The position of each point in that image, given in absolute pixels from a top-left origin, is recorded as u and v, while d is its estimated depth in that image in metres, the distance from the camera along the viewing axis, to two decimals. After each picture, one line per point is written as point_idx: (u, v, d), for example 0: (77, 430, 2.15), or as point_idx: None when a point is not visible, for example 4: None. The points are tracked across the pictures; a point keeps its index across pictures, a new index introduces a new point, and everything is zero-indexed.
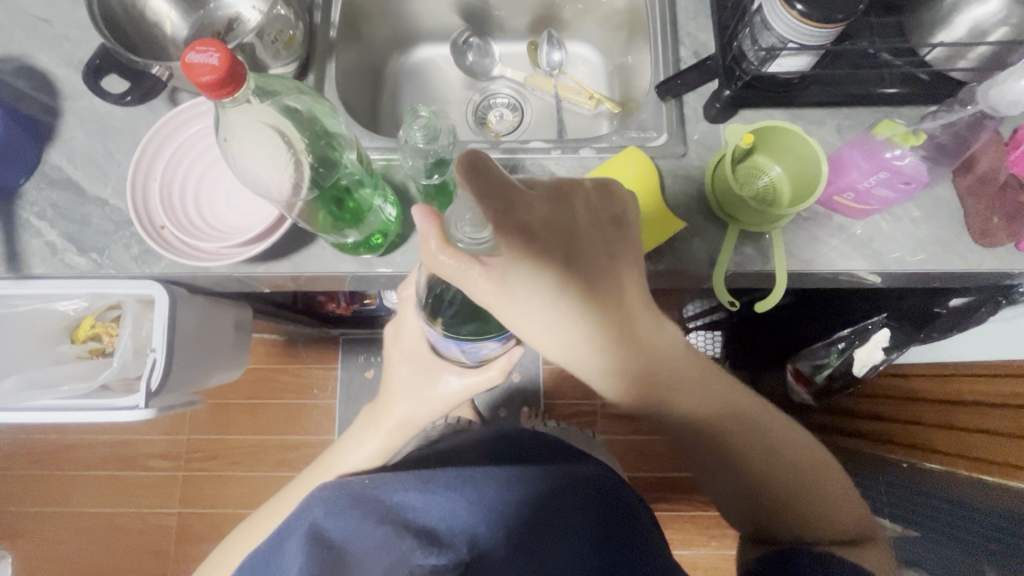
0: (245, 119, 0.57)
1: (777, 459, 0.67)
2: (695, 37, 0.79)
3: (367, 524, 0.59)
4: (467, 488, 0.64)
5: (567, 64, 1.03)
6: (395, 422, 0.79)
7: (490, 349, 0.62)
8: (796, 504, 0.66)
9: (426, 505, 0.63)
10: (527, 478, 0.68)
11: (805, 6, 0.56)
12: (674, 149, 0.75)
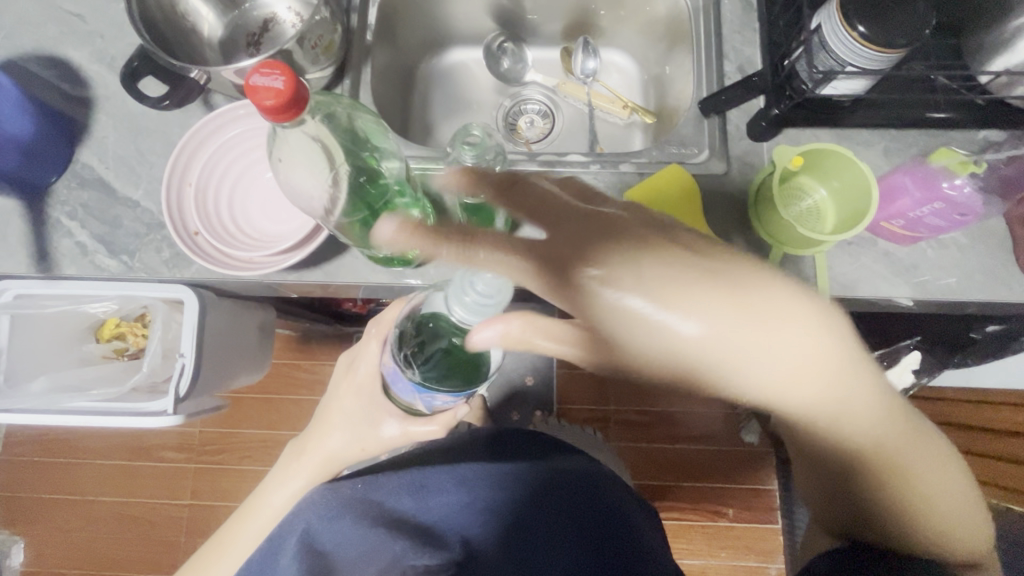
0: (299, 140, 0.54)
1: (926, 494, 0.57)
2: (740, 52, 0.77)
3: (361, 528, 0.62)
4: (461, 490, 0.68)
5: (601, 71, 1.01)
6: (338, 450, 0.73)
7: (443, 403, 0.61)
8: (936, 532, 0.58)
9: (416, 508, 0.67)
10: (516, 476, 0.71)
11: (867, 29, 0.54)
12: (716, 166, 0.74)
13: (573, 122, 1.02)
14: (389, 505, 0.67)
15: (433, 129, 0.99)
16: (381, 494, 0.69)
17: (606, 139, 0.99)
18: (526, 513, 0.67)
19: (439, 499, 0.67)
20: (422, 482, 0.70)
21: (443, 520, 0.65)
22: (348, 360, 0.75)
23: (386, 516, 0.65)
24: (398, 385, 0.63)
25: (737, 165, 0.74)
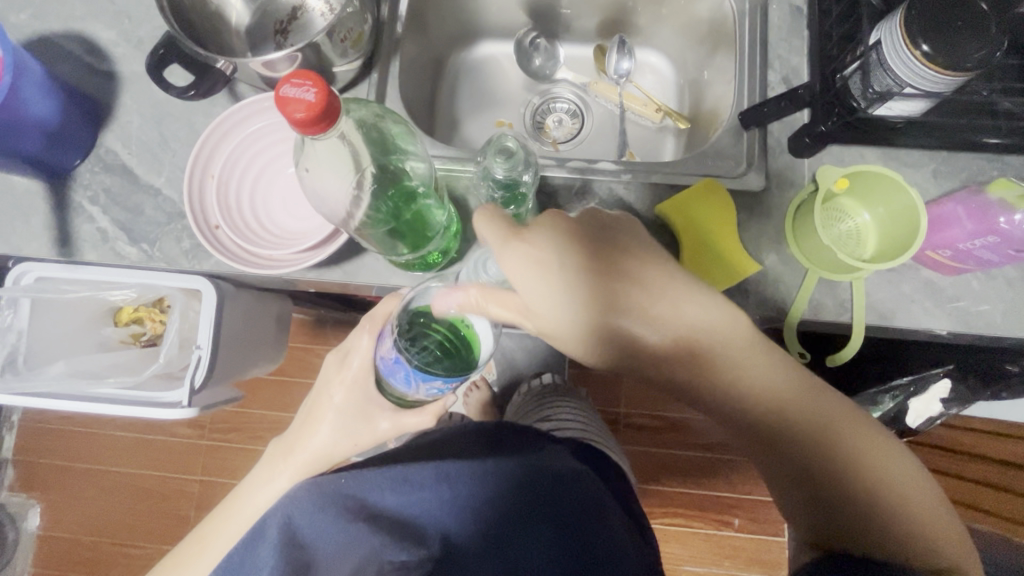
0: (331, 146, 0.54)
1: (856, 473, 0.58)
2: (786, 61, 0.74)
3: (324, 515, 0.54)
4: (443, 486, 0.56)
5: (635, 72, 0.97)
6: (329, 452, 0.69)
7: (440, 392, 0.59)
8: (869, 525, 0.57)
9: (400, 506, 0.56)
10: (508, 466, 0.60)
11: (931, 48, 0.50)
12: (753, 182, 0.70)
13: (602, 124, 0.98)
14: (367, 500, 0.56)
15: (459, 124, 0.96)
16: (355, 488, 0.57)
17: (637, 143, 0.96)
18: (495, 520, 0.56)
19: (416, 500, 0.56)
20: (404, 485, 0.56)
21: (415, 529, 0.55)
22: (337, 357, 0.70)
23: (365, 510, 0.55)
24: (391, 376, 0.61)
25: (776, 182, 0.70)
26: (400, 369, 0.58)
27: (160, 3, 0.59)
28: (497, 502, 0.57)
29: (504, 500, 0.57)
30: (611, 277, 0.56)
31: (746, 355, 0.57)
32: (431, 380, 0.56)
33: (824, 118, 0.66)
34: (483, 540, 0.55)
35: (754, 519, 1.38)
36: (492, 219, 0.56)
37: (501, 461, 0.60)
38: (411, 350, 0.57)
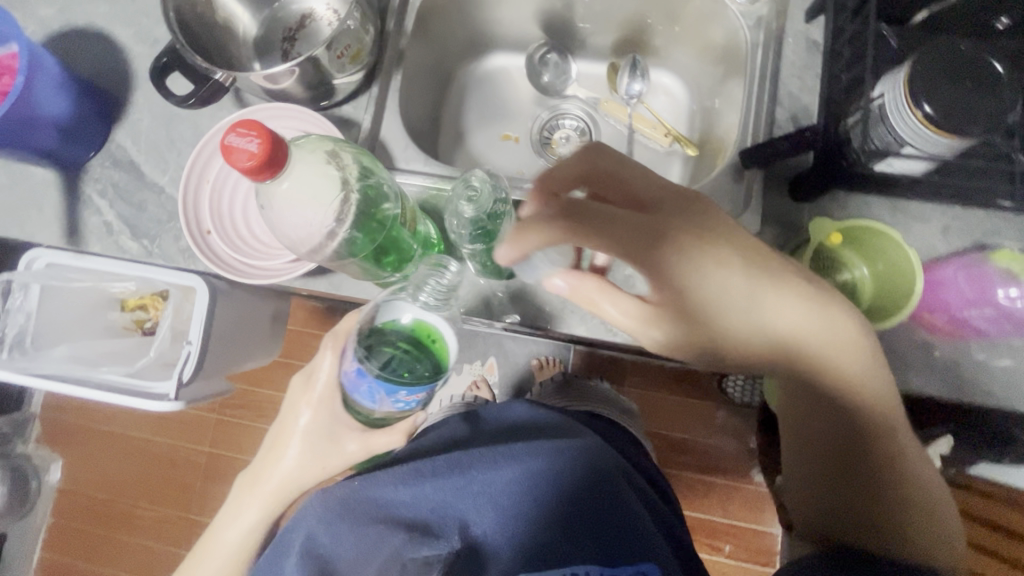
0: (298, 175, 0.53)
1: (915, 497, 0.61)
2: (796, 98, 0.71)
3: (346, 525, 0.59)
4: (484, 474, 0.61)
5: (648, 92, 0.95)
6: (291, 484, 0.65)
7: (410, 403, 0.57)
8: (909, 533, 0.60)
9: (413, 502, 0.61)
10: (546, 452, 0.63)
11: (933, 109, 0.48)
12: (750, 224, 0.66)
13: (610, 143, 0.96)
14: (388, 512, 0.60)
15: (464, 135, 0.96)
16: (372, 502, 0.61)
17: None
18: (530, 505, 0.58)
19: (433, 498, 0.60)
20: (419, 486, 0.61)
21: (439, 526, 0.58)
22: (302, 381, 0.64)
23: (389, 521, 0.59)
24: (353, 393, 0.59)
25: (771, 225, 0.68)
26: (361, 383, 0.56)
27: (167, 15, 0.61)
28: (535, 491, 0.59)
29: (542, 489, 0.59)
30: (720, 269, 0.54)
31: (841, 364, 0.57)
32: (394, 392, 0.55)
33: (827, 164, 0.61)
34: (522, 529, 0.57)
35: (746, 549, 1.34)
36: (576, 164, 0.57)
37: (525, 451, 0.63)
38: (373, 359, 0.56)
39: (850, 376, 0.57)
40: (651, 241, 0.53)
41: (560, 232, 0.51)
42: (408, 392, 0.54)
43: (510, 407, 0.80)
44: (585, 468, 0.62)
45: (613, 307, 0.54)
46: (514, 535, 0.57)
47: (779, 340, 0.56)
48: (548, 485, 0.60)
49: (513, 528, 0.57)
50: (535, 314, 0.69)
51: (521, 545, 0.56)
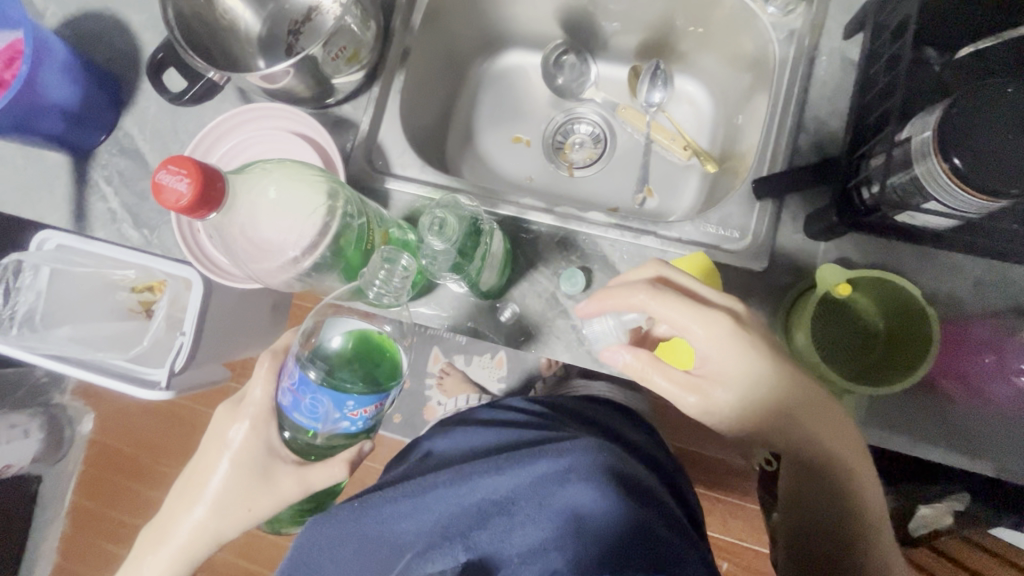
0: (270, 183, 0.58)
1: None
2: (822, 124, 0.64)
3: (350, 551, 0.57)
4: (515, 488, 0.57)
5: (670, 101, 0.89)
6: (204, 526, 0.60)
7: (358, 419, 0.53)
8: None
9: (422, 518, 0.57)
10: (586, 467, 0.57)
11: (961, 162, 0.42)
12: (754, 263, 0.63)
13: (626, 152, 0.91)
14: (390, 540, 0.57)
15: (474, 135, 0.93)
16: (373, 525, 0.58)
17: (659, 180, 0.88)
18: (539, 504, 0.55)
19: (437, 510, 0.57)
20: (422, 501, 0.59)
21: (445, 540, 0.54)
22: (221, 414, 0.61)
23: (392, 546, 0.57)
24: (295, 412, 0.54)
25: (780, 263, 0.63)
26: (304, 394, 0.51)
27: (164, 12, 0.61)
28: (542, 493, 0.56)
29: (551, 489, 0.55)
30: (762, 359, 0.54)
31: (865, 463, 0.56)
32: (341, 402, 0.50)
33: (842, 209, 0.56)
34: (532, 531, 0.53)
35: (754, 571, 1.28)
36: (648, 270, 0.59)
37: (527, 456, 0.60)
38: (319, 366, 0.53)
39: (865, 467, 0.57)
40: (710, 321, 0.54)
41: (640, 304, 0.55)
42: (356, 400, 0.51)
43: (501, 406, 0.83)
44: (596, 466, 0.57)
45: (664, 380, 0.55)
46: (525, 540, 0.53)
47: (818, 436, 0.55)
48: (554, 484, 0.56)
49: (522, 533, 0.53)
50: (518, 338, 0.67)
51: (530, 547, 0.52)
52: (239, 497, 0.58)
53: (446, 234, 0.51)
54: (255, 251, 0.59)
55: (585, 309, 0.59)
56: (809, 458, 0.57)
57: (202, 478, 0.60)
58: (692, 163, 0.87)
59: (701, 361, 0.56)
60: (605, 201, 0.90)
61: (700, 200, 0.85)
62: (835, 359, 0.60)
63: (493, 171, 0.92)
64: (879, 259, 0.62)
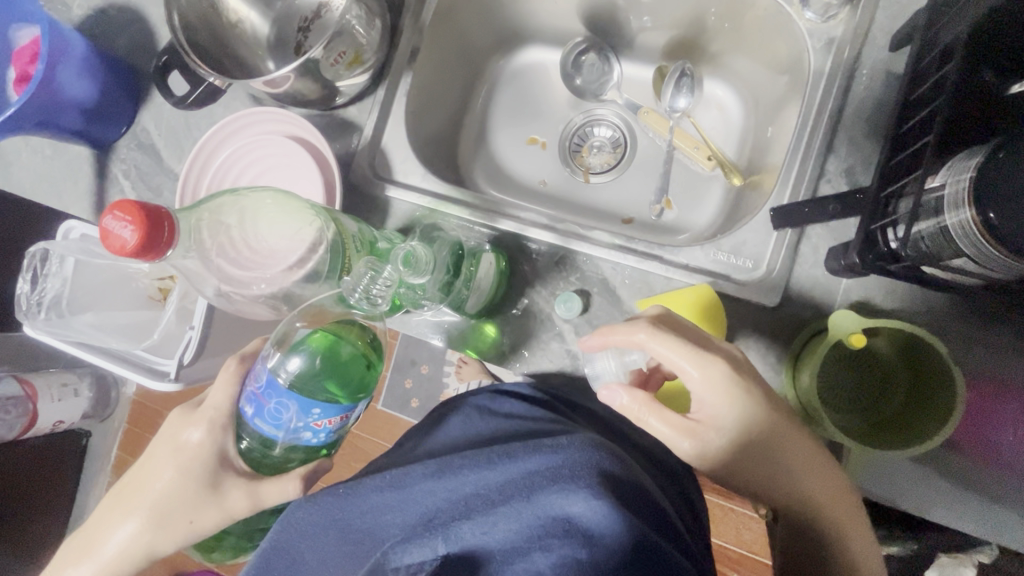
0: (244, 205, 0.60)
1: None
2: (856, 148, 0.59)
3: (332, 539, 0.49)
4: (503, 485, 0.47)
5: (697, 105, 0.83)
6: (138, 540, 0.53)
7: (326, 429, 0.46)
8: None
9: (398, 510, 0.49)
10: (584, 470, 0.46)
11: (999, 218, 0.37)
12: (767, 295, 0.59)
13: (647, 159, 0.86)
14: (371, 531, 0.49)
15: (488, 136, 0.89)
16: (355, 514, 0.49)
17: (679, 190, 0.82)
18: (527, 504, 0.45)
19: (424, 505, 0.48)
20: (406, 492, 0.49)
21: (425, 533, 0.47)
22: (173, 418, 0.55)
23: (371, 539, 0.48)
24: (254, 418, 0.47)
25: (793, 298, 0.59)
26: (268, 398, 0.45)
27: (169, 18, 0.61)
28: (533, 494, 0.45)
29: (543, 492, 0.45)
30: (756, 407, 0.51)
31: (849, 511, 0.55)
32: (307, 408, 0.44)
33: (867, 250, 0.50)
34: (519, 534, 0.44)
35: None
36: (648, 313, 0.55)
37: (522, 450, 0.49)
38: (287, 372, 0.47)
39: (845, 511, 0.55)
40: (707, 366, 0.50)
41: (641, 344, 0.51)
42: (324, 409, 0.44)
43: (500, 400, 0.63)
44: (596, 471, 0.46)
45: (660, 422, 0.52)
46: (512, 544, 0.44)
47: (796, 479, 0.53)
48: (547, 487, 0.45)
49: (507, 535, 0.45)
50: (509, 357, 0.65)
51: (515, 548, 0.44)
52: (179, 507, 0.52)
53: (419, 270, 0.49)
54: (253, 261, 0.59)
55: (586, 344, 0.55)
56: (780, 503, 0.55)
57: (141, 487, 0.54)
58: (716, 174, 0.81)
59: (697, 404, 0.53)
60: (620, 210, 0.85)
61: (722, 214, 0.79)
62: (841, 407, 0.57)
63: (505, 174, 0.88)
64: (906, 300, 0.56)
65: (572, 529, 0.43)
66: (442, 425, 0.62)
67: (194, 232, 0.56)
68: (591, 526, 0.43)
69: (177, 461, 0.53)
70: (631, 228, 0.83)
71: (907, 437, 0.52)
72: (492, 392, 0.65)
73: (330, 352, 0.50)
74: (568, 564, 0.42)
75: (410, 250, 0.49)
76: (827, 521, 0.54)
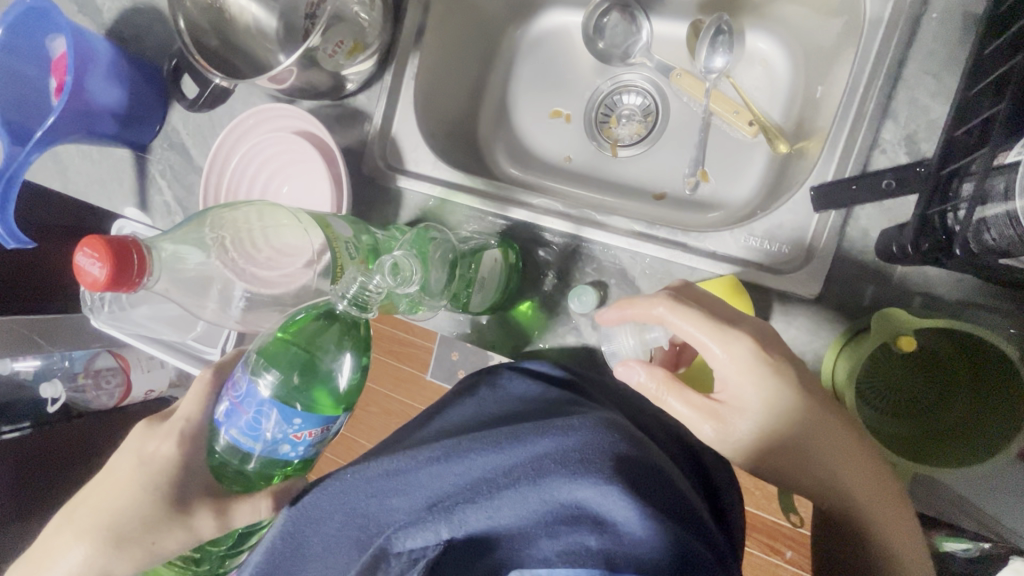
0: (235, 218, 0.56)
1: None
2: (920, 111, 0.51)
3: (338, 524, 0.43)
4: (513, 465, 0.41)
5: (737, 62, 0.74)
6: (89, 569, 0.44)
7: (306, 442, 0.43)
8: None
9: (402, 495, 0.42)
10: (597, 452, 0.40)
11: None
12: (805, 286, 0.53)
13: (681, 125, 0.77)
14: (376, 516, 0.42)
15: (508, 111, 0.83)
16: (360, 497, 0.43)
17: (717, 161, 0.74)
18: (535, 488, 0.40)
19: (428, 488, 0.42)
20: (410, 475, 0.43)
21: (429, 516, 0.41)
22: (142, 426, 0.50)
23: (375, 523, 0.42)
24: (229, 428, 0.43)
25: (837, 289, 0.53)
26: (248, 406, 0.41)
27: (174, 23, 0.62)
28: (541, 478, 0.40)
29: (553, 476, 0.40)
30: (786, 390, 0.45)
31: (900, 502, 0.47)
32: (287, 418, 0.41)
33: (923, 238, 0.43)
34: (527, 521, 0.39)
35: None
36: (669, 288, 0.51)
37: (530, 431, 0.44)
38: (271, 375, 0.42)
39: (893, 508, 0.46)
40: (732, 343, 0.45)
41: (661, 318, 0.47)
42: (304, 419, 0.41)
43: (505, 379, 0.57)
44: (611, 456, 0.40)
45: (680, 403, 0.47)
46: (522, 531, 0.39)
47: (848, 469, 0.46)
48: (557, 472, 0.40)
49: (515, 521, 0.40)
50: (525, 349, 0.64)
51: (523, 534, 0.39)
52: (147, 524, 0.45)
53: (404, 284, 0.43)
54: (256, 253, 0.55)
55: (604, 317, 0.53)
56: (821, 499, 0.48)
57: (100, 501, 0.46)
58: (759, 142, 0.72)
59: (721, 385, 0.47)
60: (651, 185, 0.78)
61: (764, 188, 0.70)
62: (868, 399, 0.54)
63: (525, 151, 0.82)
64: (971, 291, 0.50)
65: (582, 515, 0.38)
66: (457, 403, 0.56)
67: (192, 238, 0.54)
68: (604, 513, 0.38)
69: (145, 474, 0.46)
70: (662, 205, 0.76)
71: (960, 451, 0.48)
72: (506, 368, 0.59)
73: (311, 361, 0.44)
74: (577, 553, 0.36)
75: (391, 262, 0.43)
76: (877, 522, 0.46)
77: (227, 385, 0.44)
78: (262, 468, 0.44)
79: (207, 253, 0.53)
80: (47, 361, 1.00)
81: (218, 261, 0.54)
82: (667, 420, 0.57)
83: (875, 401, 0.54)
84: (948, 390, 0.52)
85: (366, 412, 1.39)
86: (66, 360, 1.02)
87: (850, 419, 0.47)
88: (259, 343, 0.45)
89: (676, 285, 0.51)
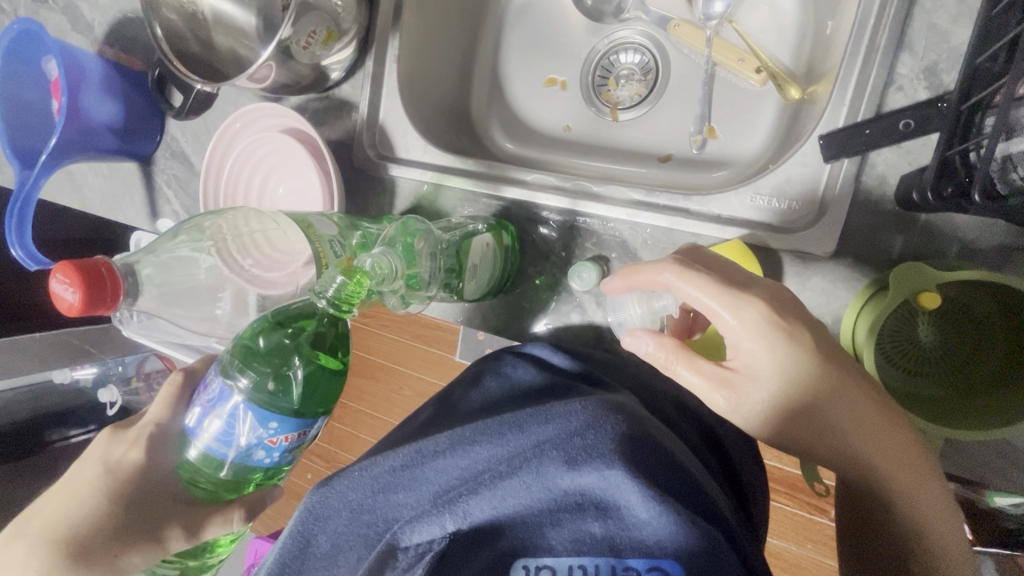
0: (219, 223, 0.55)
1: None
2: (940, 41, 0.47)
3: (344, 521, 0.41)
4: (515, 456, 0.39)
5: (738, 4, 0.68)
6: (98, 568, 0.46)
7: (284, 444, 0.43)
8: None
9: (408, 490, 0.41)
10: (601, 439, 0.38)
11: None
12: (818, 244, 0.50)
13: (683, 80, 0.72)
14: (382, 511, 0.41)
15: (502, 84, 0.80)
16: (366, 494, 0.41)
17: (724, 115, 0.69)
18: (535, 477, 0.38)
19: (434, 482, 0.41)
20: (416, 471, 0.41)
21: (433, 510, 0.40)
22: (111, 434, 0.52)
23: (382, 518, 0.41)
24: (201, 436, 0.44)
25: (850, 246, 0.50)
26: (221, 411, 0.42)
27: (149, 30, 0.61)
28: (543, 466, 0.38)
29: (554, 464, 0.38)
30: (794, 358, 0.42)
31: (925, 463, 0.44)
32: (263, 422, 0.41)
33: (945, 181, 0.40)
34: (530, 510, 0.38)
35: (823, 543, 1.07)
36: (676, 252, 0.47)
37: (532, 417, 0.41)
38: (252, 375, 0.43)
39: (922, 476, 0.44)
40: (743, 309, 0.42)
41: (669, 285, 0.45)
42: (281, 423, 0.42)
43: (507, 366, 0.55)
44: (615, 438, 0.38)
45: (689, 372, 0.44)
46: (526, 520, 0.38)
47: (873, 431, 0.43)
48: (558, 459, 0.38)
49: (517, 511, 0.38)
50: (531, 330, 0.63)
51: (527, 523, 0.38)
52: (141, 527, 0.47)
53: (384, 280, 0.44)
54: (247, 249, 0.53)
55: (611, 286, 0.50)
56: (843, 465, 0.45)
57: (118, 507, 0.48)
58: (769, 90, 0.67)
59: (731, 351, 0.45)
60: (656, 147, 0.73)
61: (774, 140, 0.66)
62: (891, 363, 0.50)
63: (523, 124, 0.79)
64: (1004, 237, 0.46)
65: (586, 502, 0.37)
66: (462, 393, 0.54)
67: (164, 245, 0.53)
68: (608, 498, 0.37)
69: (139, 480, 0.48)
70: (668, 168, 0.72)
71: (1008, 409, 0.44)
72: (510, 355, 0.57)
73: (289, 364, 0.45)
74: (584, 540, 0.37)
75: (370, 262, 0.43)
76: (907, 491, 0.44)
77: (200, 389, 0.45)
78: (235, 475, 0.45)
79: (217, 259, 0.53)
80: (103, 369, 1.05)
81: (228, 270, 0.53)
82: (680, 393, 0.55)
83: (900, 360, 0.50)
84: (979, 355, 0.49)
85: (399, 396, 1.41)
86: (120, 366, 1.08)
87: (864, 386, 0.43)
88: (235, 348, 0.45)
89: (680, 250, 0.48)
